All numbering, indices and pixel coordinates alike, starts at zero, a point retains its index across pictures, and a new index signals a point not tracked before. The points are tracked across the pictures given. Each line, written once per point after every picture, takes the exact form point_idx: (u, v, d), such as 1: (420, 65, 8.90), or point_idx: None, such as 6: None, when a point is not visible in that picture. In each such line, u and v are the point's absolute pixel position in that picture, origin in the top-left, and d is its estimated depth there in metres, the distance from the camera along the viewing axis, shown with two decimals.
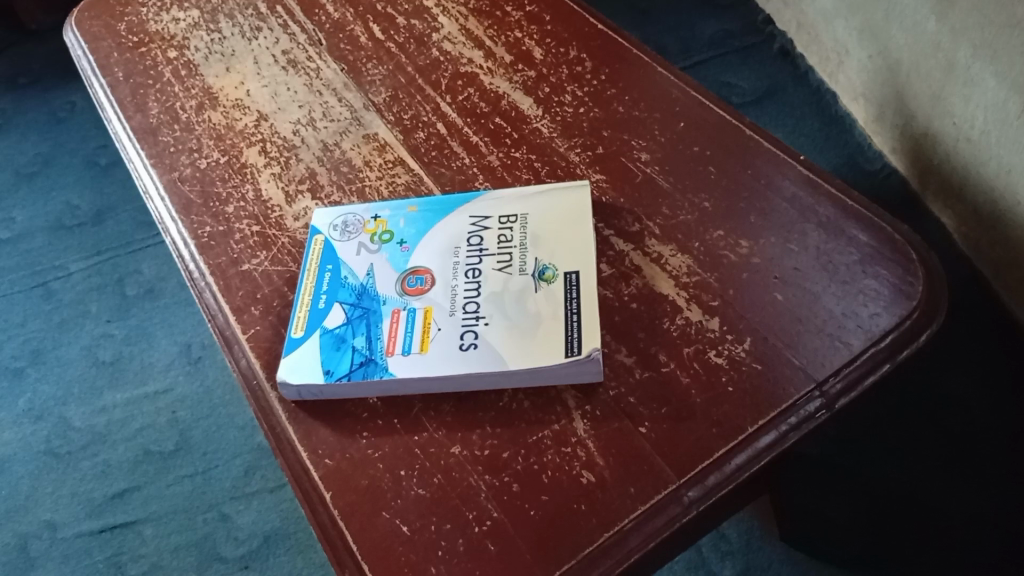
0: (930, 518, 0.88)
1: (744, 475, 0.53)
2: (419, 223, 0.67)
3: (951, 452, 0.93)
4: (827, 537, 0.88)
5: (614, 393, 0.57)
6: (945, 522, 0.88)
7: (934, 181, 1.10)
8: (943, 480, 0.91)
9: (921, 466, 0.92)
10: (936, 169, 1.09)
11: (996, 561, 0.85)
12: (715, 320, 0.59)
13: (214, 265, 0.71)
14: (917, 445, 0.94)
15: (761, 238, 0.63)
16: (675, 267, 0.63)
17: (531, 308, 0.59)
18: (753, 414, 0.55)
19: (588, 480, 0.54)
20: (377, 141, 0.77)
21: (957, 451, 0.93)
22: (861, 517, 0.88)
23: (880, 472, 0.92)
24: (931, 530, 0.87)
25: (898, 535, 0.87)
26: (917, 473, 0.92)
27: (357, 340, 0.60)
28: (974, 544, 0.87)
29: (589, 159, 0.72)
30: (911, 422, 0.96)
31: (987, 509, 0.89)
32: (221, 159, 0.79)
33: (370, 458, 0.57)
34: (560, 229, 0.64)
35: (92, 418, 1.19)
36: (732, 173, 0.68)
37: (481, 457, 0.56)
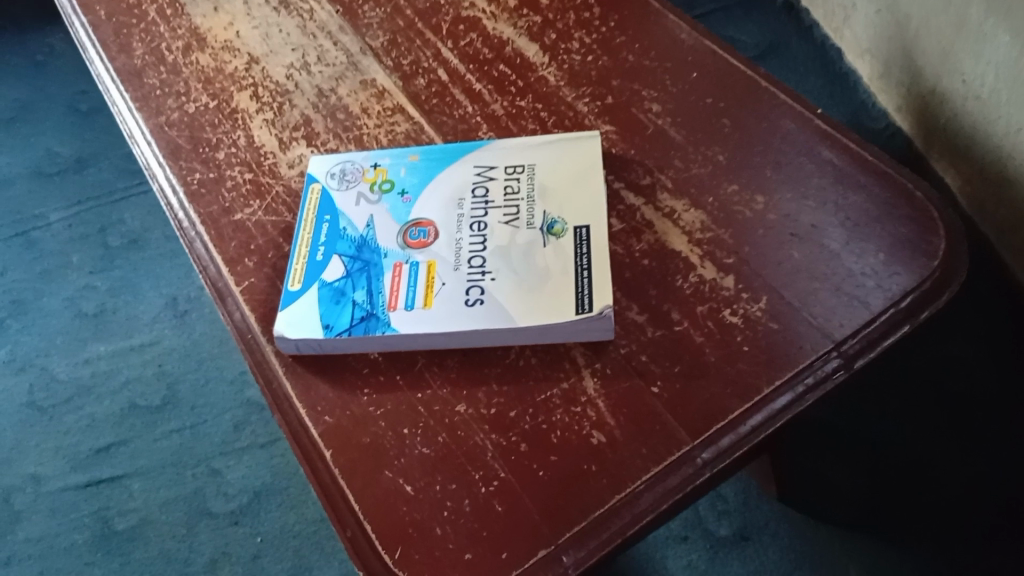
0: (933, 487, 0.89)
1: (761, 436, 0.52)
2: (421, 172, 0.64)
3: (951, 416, 0.93)
4: (829, 501, 0.90)
5: (625, 351, 0.55)
6: (945, 490, 0.89)
7: (937, 141, 1.08)
8: (945, 447, 0.91)
9: (920, 431, 0.93)
10: (940, 131, 1.07)
11: (993, 526, 0.86)
12: (730, 277, 0.57)
13: (204, 213, 0.68)
14: (918, 413, 0.94)
15: (778, 193, 0.61)
16: (688, 222, 0.61)
17: (539, 263, 0.57)
18: (769, 374, 0.53)
19: (598, 440, 0.52)
20: (375, 87, 0.74)
21: (957, 418, 0.93)
22: (865, 483, 0.90)
23: (884, 439, 0.93)
24: (927, 496, 0.88)
25: (898, 503, 0.89)
26: (915, 438, 0.92)
27: (358, 294, 0.58)
28: (970, 509, 0.87)
29: (598, 109, 0.69)
30: (912, 389, 0.95)
31: (987, 475, 0.89)
32: (210, 103, 0.76)
33: (372, 416, 0.55)
34: (569, 181, 0.61)
35: (76, 370, 1.16)
36: (747, 125, 0.66)
37: (488, 415, 0.54)
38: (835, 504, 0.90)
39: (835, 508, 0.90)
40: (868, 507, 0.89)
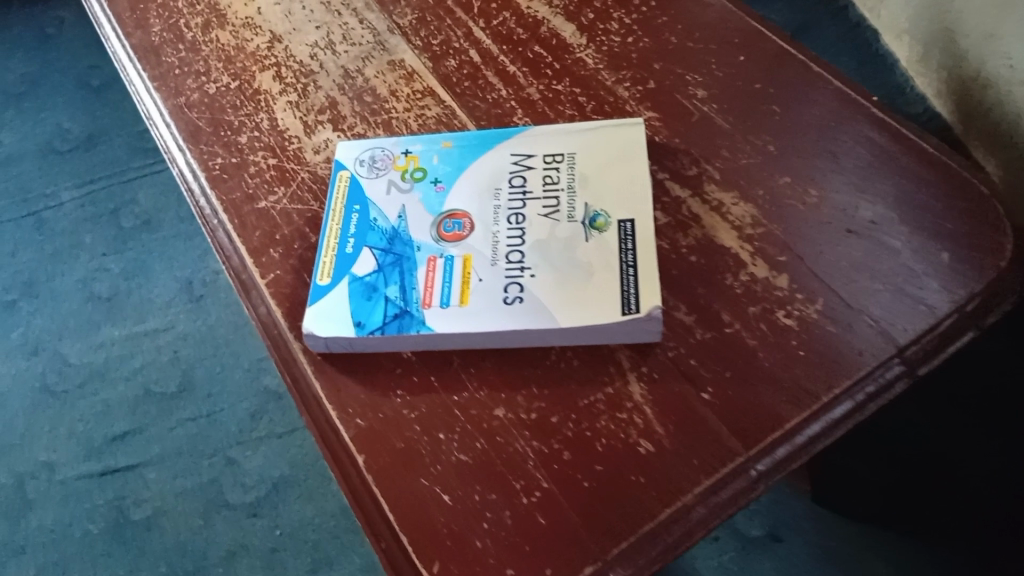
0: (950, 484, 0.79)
1: (818, 448, 0.49)
2: (454, 160, 0.61)
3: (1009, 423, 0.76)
4: (848, 497, 0.89)
5: (673, 354, 0.52)
6: (962, 494, 0.78)
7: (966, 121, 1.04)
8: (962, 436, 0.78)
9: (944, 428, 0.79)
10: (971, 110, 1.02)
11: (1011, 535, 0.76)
12: (783, 276, 0.54)
13: (227, 200, 0.65)
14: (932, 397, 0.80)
15: (834, 186, 0.58)
16: (737, 217, 0.57)
17: (582, 260, 0.54)
18: (826, 382, 0.50)
19: (646, 449, 0.49)
20: (404, 68, 0.70)
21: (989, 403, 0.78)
22: (888, 475, 0.83)
23: (895, 430, 0.81)
24: (943, 501, 0.80)
25: (915, 499, 0.82)
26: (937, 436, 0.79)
27: (390, 290, 0.55)
28: (985, 516, 0.77)
29: (640, 93, 0.65)
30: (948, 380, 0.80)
31: (1006, 472, 0.75)
32: (231, 83, 0.72)
33: (406, 419, 0.52)
34: (611, 171, 0.58)
35: (89, 355, 1.14)
36: (800, 110, 0.62)
37: (528, 421, 0.51)
38: (855, 500, 0.88)
39: (855, 505, 0.89)
40: (887, 504, 0.86)
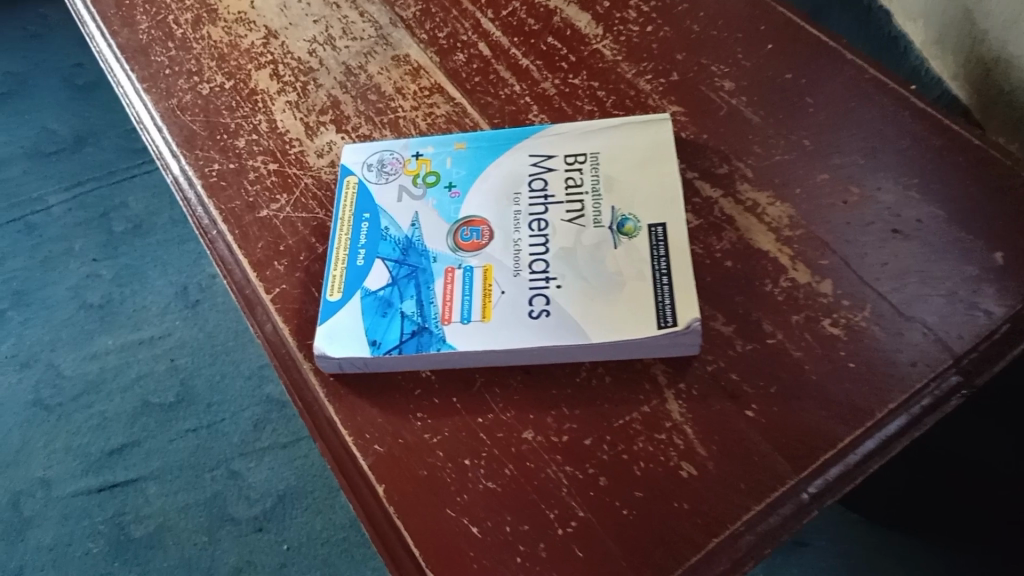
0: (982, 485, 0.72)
1: (871, 467, 0.46)
2: (469, 163, 0.57)
3: None
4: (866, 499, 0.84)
5: (711, 368, 0.49)
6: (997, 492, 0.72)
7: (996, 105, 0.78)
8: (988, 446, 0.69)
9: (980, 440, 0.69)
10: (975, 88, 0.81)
11: None
12: (827, 281, 0.51)
13: (226, 210, 0.61)
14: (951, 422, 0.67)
15: (875, 182, 0.54)
16: (774, 217, 0.54)
17: (612, 268, 0.50)
18: (880, 396, 0.47)
19: (688, 473, 0.46)
20: (409, 64, 0.66)
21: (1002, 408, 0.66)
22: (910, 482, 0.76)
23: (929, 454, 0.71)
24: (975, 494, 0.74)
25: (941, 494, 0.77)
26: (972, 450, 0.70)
27: (405, 305, 0.51)
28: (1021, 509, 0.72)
29: (662, 86, 0.61)
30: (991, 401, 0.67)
31: None
32: (226, 83, 0.68)
33: (428, 445, 0.49)
34: (638, 173, 0.54)
35: (83, 365, 1.10)
36: (835, 102, 0.58)
37: (560, 444, 0.48)
38: (872, 501, 0.83)
39: (867, 508, 0.86)
40: (904, 503, 0.81)
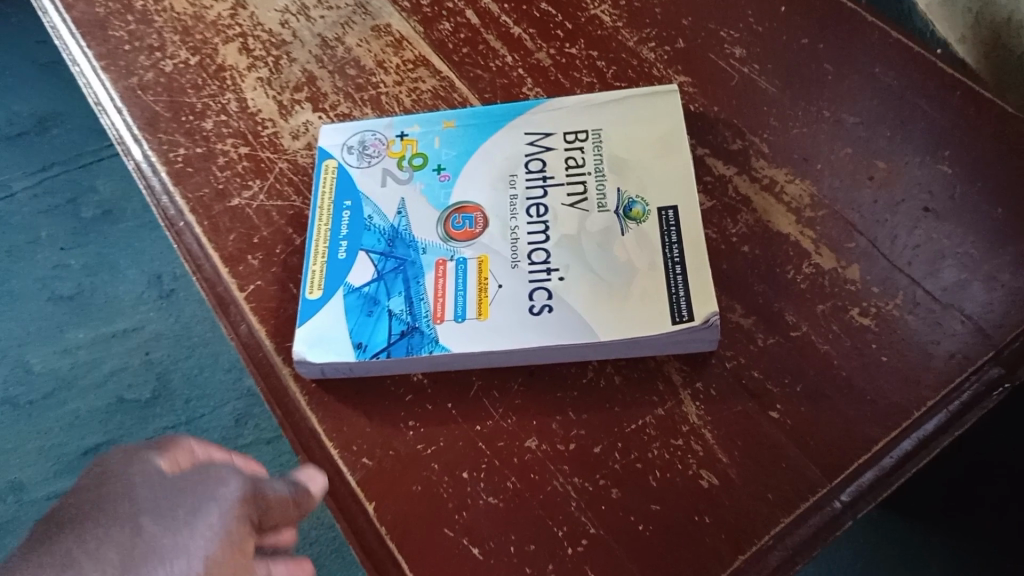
0: None
1: (907, 472, 0.42)
2: (459, 143, 0.52)
3: None
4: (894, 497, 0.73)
5: (731, 365, 0.45)
6: None
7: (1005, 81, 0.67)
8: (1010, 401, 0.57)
9: None
10: None
11: None
12: (854, 267, 0.46)
13: (194, 199, 0.56)
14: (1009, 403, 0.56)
15: (903, 157, 0.50)
16: (793, 197, 0.49)
17: (620, 259, 0.46)
18: (916, 393, 0.43)
19: (709, 483, 0.42)
20: (391, 35, 0.61)
21: None
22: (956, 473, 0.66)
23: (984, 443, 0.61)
24: None
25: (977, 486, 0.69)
26: None
27: (393, 303, 0.47)
28: None
29: (667, 54, 0.56)
30: None
31: None
32: (191, 59, 0.63)
33: (422, 457, 0.45)
34: (645, 151, 0.50)
35: (54, 361, 1.05)
36: (855, 70, 0.53)
37: (567, 452, 0.44)
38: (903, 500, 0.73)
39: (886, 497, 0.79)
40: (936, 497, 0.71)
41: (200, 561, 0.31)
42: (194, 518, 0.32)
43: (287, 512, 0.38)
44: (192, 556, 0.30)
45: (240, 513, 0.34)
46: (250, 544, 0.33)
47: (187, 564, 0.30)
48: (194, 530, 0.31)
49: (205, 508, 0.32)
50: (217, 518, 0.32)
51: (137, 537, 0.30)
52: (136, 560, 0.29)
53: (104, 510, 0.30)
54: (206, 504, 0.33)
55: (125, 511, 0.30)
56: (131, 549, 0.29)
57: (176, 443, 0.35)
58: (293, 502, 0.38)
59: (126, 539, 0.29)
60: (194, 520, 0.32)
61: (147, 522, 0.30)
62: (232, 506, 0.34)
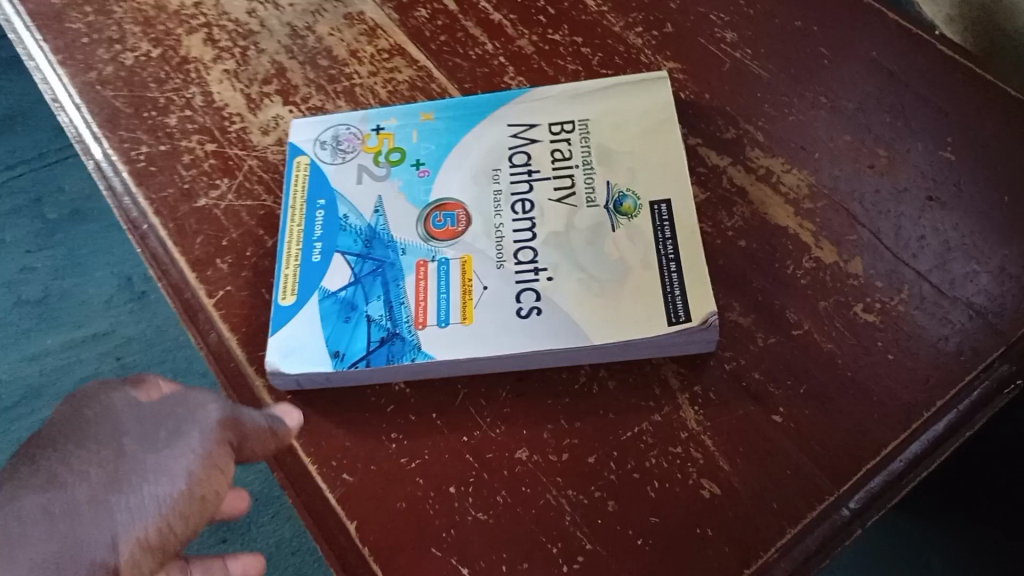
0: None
1: (918, 475, 0.40)
2: (439, 136, 0.49)
3: None
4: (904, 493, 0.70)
5: (731, 367, 0.42)
6: None
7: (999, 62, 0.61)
8: None
9: None
10: None
11: None
12: (856, 260, 0.44)
13: (158, 200, 0.53)
14: None
15: (904, 144, 0.47)
16: (791, 187, 0.47)
17: (611, 257, 0.44)
18: (925, 392, 0.41)
19: (711, 492, 0.40)
20: (364, 23, 0.58)
21: None
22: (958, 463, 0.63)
23: None
24: None
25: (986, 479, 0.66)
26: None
27: (372, 308, 0.44)
28: None
29: (656, 39, 0.54)
30: None
31: None
32: (153, 51, 0.59)
33: (406, 471, 0.42)
34: (635, 142, 0.47)
35: (22, 368, 1.01)
36: (852, 53, 0.51)
37: (559, 463, 0.41)
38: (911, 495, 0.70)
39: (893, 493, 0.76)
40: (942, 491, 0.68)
41: (182, 476, 0.34)
42: (174, 441, 0.35)
43: (270, 436, 0.39)
44: (173, 474, 0.34)
45: (221, 437, 0.36)
46: (230, 465, 0.36)
47: (170, 481, 0.34)
48: (176, 451, 0.35)
49: (185, 433, 0.36)
50: (198, 439, 0.36)
51: (123, 461, 0.34)
52: (120, 477, 0.33)
53: (89, 434, 0.34)
54: (186, 429, 0.36)
55: (112, 438, 0.35)
56: (114, 468, 0.33)
57: (147, 381, 0.38)
58: (273, 431, 0.39)
59: (110, 459, 0.34)
60: (177, 444, 0.35)
61: (131, 448, 0.34)
62: (213, 428, 0.36)
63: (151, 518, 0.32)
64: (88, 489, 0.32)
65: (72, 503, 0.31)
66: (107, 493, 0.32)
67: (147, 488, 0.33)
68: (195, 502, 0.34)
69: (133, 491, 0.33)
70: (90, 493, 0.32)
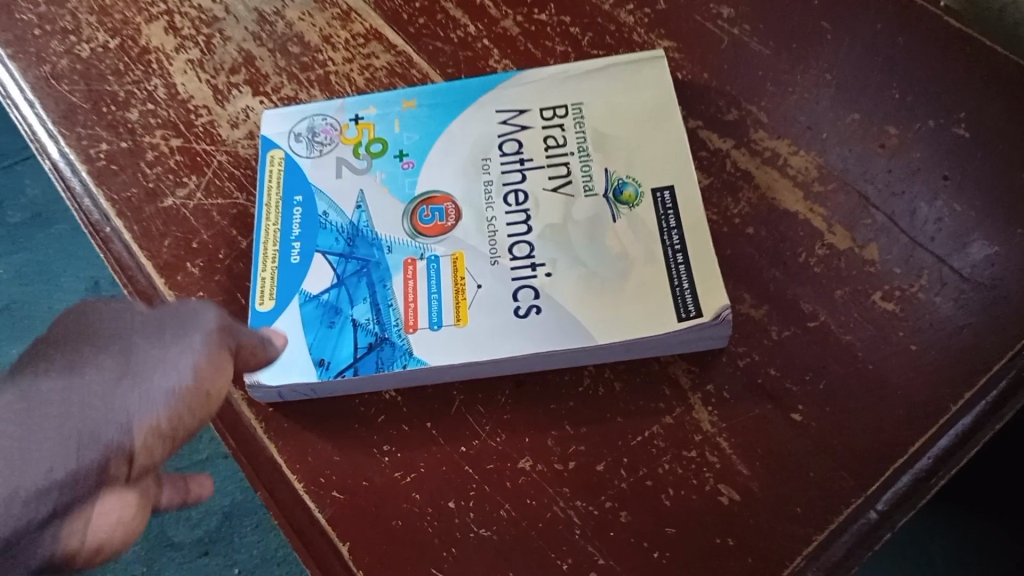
0: None
1: (947, 472, 0.37)
2: (423, 125, 0.46)
3: None
4: None
5: (744, 363, 0.40)
6: None
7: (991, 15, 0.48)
8: None
9: None
10: None
11: None
12: (872, 246, 0.42)
13: (121, 200, 0.50)
14: None
15: (916, 121, 0.45)
16: (799, 169, 0.44)
17: (612, 249, 0.41)
18: (951, 384, 0.38)
19: (730, 499, 0.37)
20: (337, 6, 0.54)
21: None
22: None
23: None
24: None
25: None
26: None
27: (358, 311, 0.41)
28: None
29: (648, 16, 0.50)
30: None
31: None
32: (110, 42, 0.55)
33: (401, 487, 0.39)
34: (633, 127, 0.44)
35: None
36: (857, 26, 0.48)
37: (566, 473, 0.38)
38: None
39: None
40: None
41: (188, 371, 0.30)
42: (177, 336, 0.31)
43: (256, 355, 0.37)
44: (180, 367, 0.30)
45: (222, 339, 0.33)
46: (228, 367, 0.32)
47: (178, 375, 0.30)
48: (181, 345, 0.31)
49: (187, 329, 0.31)
50: (203, 335, 0.32)
51: (125, 349, 0.29)
52: (127, 369, 0.29)
53: (87, 330, 0.29)
54: (188, 325, 0.32)
55: (107, 327, 0.30)
56: (121, 361, 0.29)
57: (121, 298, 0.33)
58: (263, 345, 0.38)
59: (115, 351, 0.29)
60: (180, 336, 0.31)
61: (135, 339, 0.30)
62: (214, 326, 0.32)
63: (162, 411, 0.29)
64: (96, 379, 0.28)
65: (80, 392, 0.27)
66: (113, 382, 0.28)
67: (156, 381, 0.29)
68: (201, 399, 0.30)
69: (140, 382, 0.29)
70: (95, 380, 0.28)
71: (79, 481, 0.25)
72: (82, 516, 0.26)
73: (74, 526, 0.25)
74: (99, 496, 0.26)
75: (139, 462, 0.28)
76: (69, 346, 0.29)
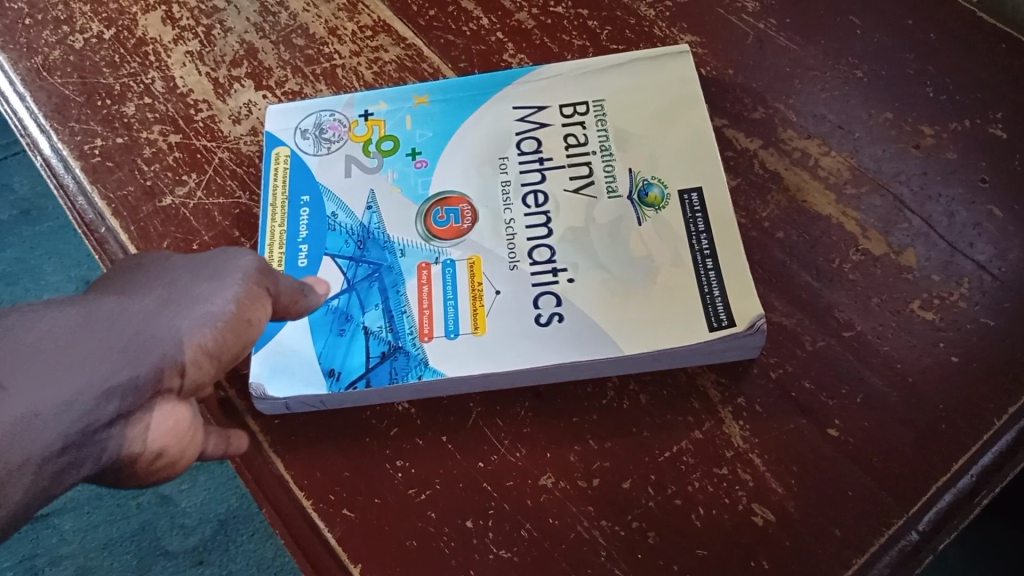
0: None
1: (990, 490, 0.35)
2: (436, 122, 0.44)
3: None
4: None
5: (777, 376, 0.38)
6: None
7: None
8: None
9: None
10: None
11: None
12: (909, 252, 0.40)
13: (116, 198, 0.47)
14: None
15: (951, 121, 0.43)
16: (830, 170, 0.42)
17: (638, 253, 0.39)
18: (995, 399, 0.36)
19: (764, 519, 0.35)
20: None
21: None
22: None
23: None
24: None
25: None
26: None
27: (369, 317, 0.39)
28: None
29: (669, 10, 0.48)
30: None
31: None
32: (105, 33, 0.52)
33: (416, 504, 0.37)
34: (657, 126, 0.42)
35: None
36: (887, 21, 0.46)
37: (590, 491, 0.36)
38: None
39: None
40: None
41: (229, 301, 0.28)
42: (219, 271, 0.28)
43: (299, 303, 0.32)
44: (222, 293, 0.28)
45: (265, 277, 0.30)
46: (269, 302, 0.30)
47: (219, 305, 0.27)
48: (222, 274, 0.28)
49: (228, 267, 0.29)
50: (244, 266, 0.29)
51: (166, 280, 0.28)
52: (169, 301, 0.27)
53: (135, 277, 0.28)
54: (229, 265, 0.29)
55: (147, 269, 0.28)
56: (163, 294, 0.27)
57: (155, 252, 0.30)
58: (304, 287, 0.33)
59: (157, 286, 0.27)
60: (221, 266, 0.29)
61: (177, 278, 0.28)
62: (254, 258, 0.30)
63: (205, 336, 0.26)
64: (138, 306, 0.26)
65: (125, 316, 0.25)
66: (155, 306, 0.26)
67: (196, 310, 0.27)
68: (244, 327, 0.28)
69: (183, 307, 0.27)
70: (137, 304, 0.26)
71: (132, 392, 0.24)
72: (142, 423, 0.25)
73: (136, 432, 0.25)
74: (155, 407, 0.25)
75: (190, 378, 0.26)
76: (111, 286, 0.28)
